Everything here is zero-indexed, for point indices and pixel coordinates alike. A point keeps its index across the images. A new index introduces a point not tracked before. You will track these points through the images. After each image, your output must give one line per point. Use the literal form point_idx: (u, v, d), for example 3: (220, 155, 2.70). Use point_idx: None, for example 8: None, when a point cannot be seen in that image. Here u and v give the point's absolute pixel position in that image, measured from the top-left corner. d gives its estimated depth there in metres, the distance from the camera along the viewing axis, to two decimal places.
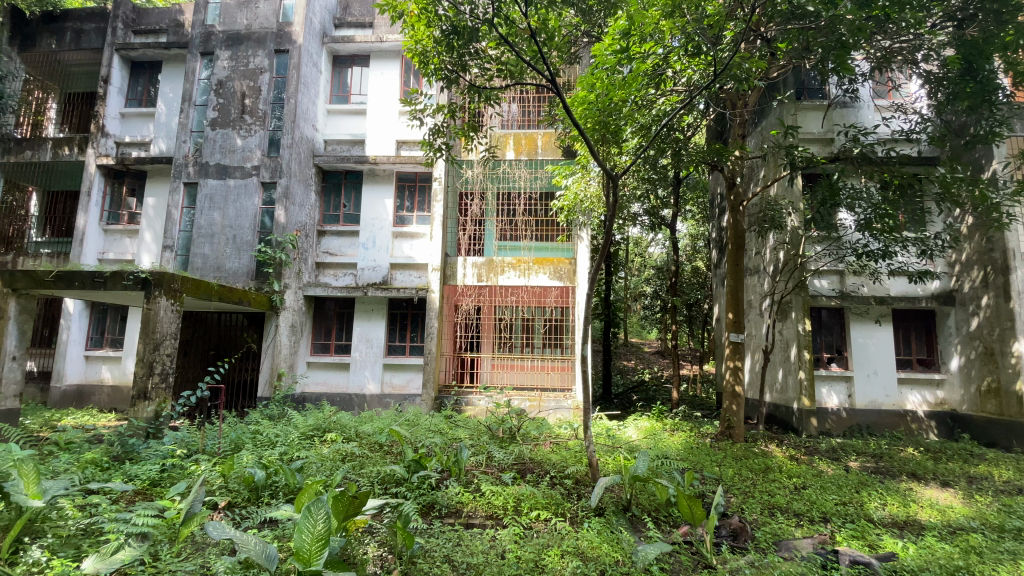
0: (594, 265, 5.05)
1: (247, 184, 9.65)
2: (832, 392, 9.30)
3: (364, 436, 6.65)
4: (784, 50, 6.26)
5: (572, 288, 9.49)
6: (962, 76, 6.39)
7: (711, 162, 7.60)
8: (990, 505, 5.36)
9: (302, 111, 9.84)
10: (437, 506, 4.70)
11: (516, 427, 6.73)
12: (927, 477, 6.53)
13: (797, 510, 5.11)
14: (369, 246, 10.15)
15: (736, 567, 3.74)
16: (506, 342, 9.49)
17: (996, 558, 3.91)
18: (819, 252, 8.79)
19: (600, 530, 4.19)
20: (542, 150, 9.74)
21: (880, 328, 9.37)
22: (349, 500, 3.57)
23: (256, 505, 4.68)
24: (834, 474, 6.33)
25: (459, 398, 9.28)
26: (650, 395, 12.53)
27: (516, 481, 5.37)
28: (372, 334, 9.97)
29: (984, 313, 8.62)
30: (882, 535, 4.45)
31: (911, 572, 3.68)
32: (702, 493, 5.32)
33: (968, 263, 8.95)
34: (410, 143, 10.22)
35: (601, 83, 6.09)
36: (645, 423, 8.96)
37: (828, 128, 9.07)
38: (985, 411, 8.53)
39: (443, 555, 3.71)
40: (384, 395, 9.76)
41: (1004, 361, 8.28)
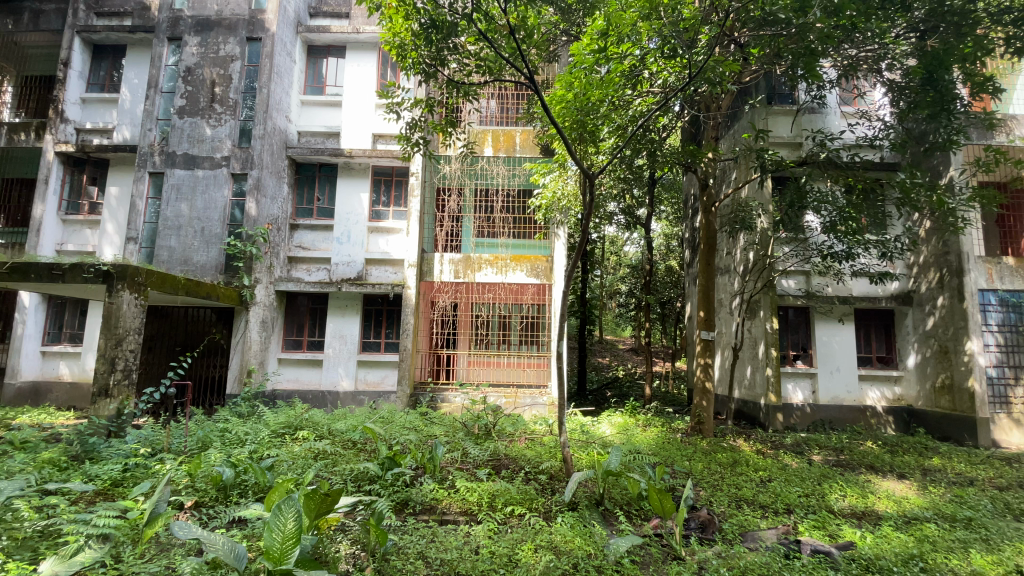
0: (570, 263, 5.06)
1: (217, 176, 9.37)
2: (797, 388, 9.59)
3: (336, 433, 6.57)
4: (755, 56, 6.33)
5: (549, 286, 9.61)
6: (923, 85, 6.62)
7: (685, 163, 7.74)
8: (942, 496, 5.65)
9: (275, 101, 9.61)
10: (410, 503, 4.69)
11: (492, 424, 6.75)
12: (885, 469, 6.84)
13: (762, 502, 5.29)
14: (343, 240, 9.97)
15: (704, 558, 3.85)
16: (483, 339, 9.48)
17: (946, 546, 4.13)
18: (787, 252, 9.07)
19: (573, 524, 4.25)
20: (520, 148, 9.77)
21: (843, 327, 9.73)
22: (320, 497, 3.54)
23: (224, 505, 4.58)
24: (798, 467, 6.57)
25: (435, 395, 9.24)
26: (624, 392, 12.74)
27: (491, 477, 5.39)
28: (346, 330, 9.82)
29: (940, 313, 9.06)
30: (842, 526, 4.64)
31: (868, 560, 3.85)
32: (672, 487, 5.46)
33: (925, 265, 9.39)
34: (387, 137, 10.07)
35: (578, 82, 6.07)
36: (619, 419, 9.11)
37: (797, 132, 9.34)
38: (939, 406, 8.98)
39: (416, 551, 3.71)
40: (357, 392, 9.62)
41: (957, 359, 8.70)
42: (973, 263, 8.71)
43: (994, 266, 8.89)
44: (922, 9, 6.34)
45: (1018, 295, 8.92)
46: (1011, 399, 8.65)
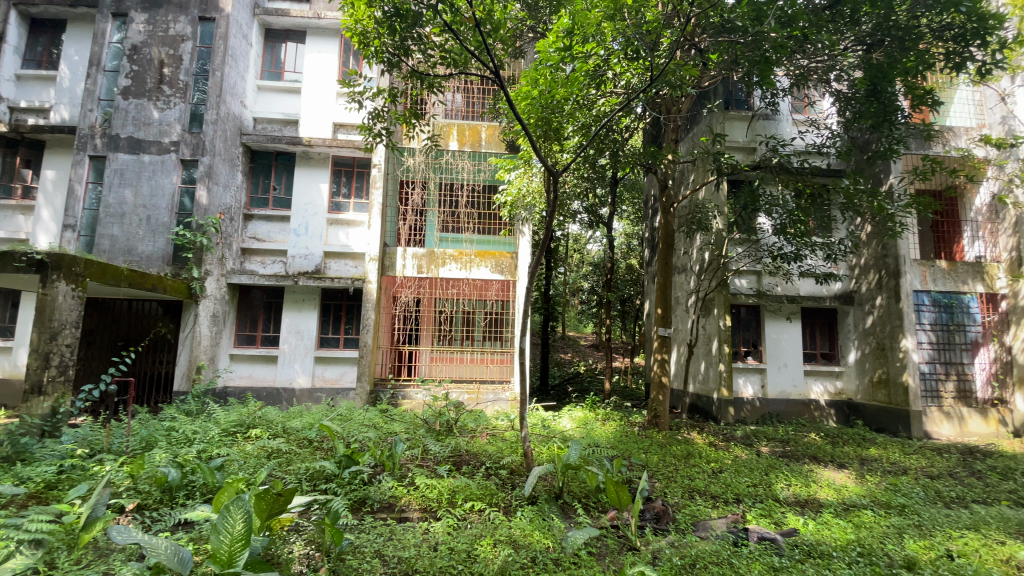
0: (534, 259, 5.06)
1: (164, 161, 8.89)
2: (747, 383, 10.00)
3: (291, 431, 6.39)
4: (715, 61, 6.53)
5: (513, 282, 9.62)
6: (868, 96, 7.01)
7: (646, 164, 7.90)
8: (878, 484, 6.04)
9: (229, 85, 9.18)
10: (368, 502, 4.61)
11: (453, 420, 6.70)
12: (826, 459, 7.24)
13: (713, 492, 5.50)
14: (300, 232, 9.62)
15: (658, 548, 3.97)
16: (446, 335, 9.40)
17: (881, 532, 4.41)
18: (740, 253, 9.44)
19: (532, 518, 4.30)
20: (485, 143, 9.71)
21: (790, 325, 10.22)
22: (273, 497, 3.41)
23: (170, 506, 4.37)
24: (747, 458, 6.87)
25: (396, 392, 9.09)
26: (585, 387, 12.97)
27: (451, 473, 5.37)
28: (302, 325, 9.49)
29: (878, 312, 9.66)
30: (786, 513, 4.89)
31: (809, 545, 4.08)
32: (629, 479, 5.61)
33: (865, 267, 10.01)
34: (348, 127, 9.80)
35: (544, 79, 6.20)
36: (579, 413, 9.27)
37: (751, 138, 9.72)
38: (876, 400, 9.57)
39: (373, 550, 3.63)
40: (314, 388, 9.34)
41: (893, 355, 9.29)
42: (908, 266, 9.31)
43: (928, 269, 9.53)
44: (869, 23, 6.58)
45: (949, 296, 9.60)
46: (939, 392, 9.33)
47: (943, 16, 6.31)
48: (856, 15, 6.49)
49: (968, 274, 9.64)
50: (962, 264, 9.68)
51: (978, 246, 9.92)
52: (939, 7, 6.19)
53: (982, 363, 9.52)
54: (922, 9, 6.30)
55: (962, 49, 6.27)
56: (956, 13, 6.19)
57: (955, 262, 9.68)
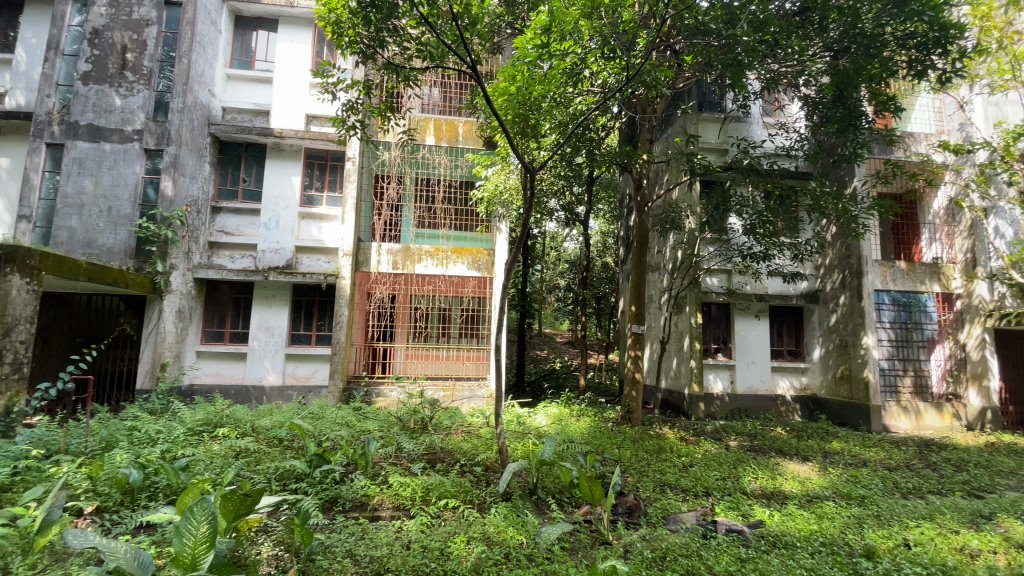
0: (510, 256, 5.05)
1: (127, 151, 8.54)
2: (717, 378, 10.23)
3: (260, 430, 6.25)
4: (689, 63, 6.62)
5: (490, 279, 9.60)
6: (834, 101, 7.24)
7: (621, 163, 7.98)
8: (840, 476, 6.27)
9: (197, 73, 8.87)
10: (340, 501, 4.54)
11: (428, 417, 6.66)
12: (791, 452, 7.48)
13: (684, 486, 5.62)
14: (271, 226, 9.38)
15: (629, 541, 4.04)
16: (421, 332, 9.33)
17: (843, 523, 4.57)
18: (711, 252, 9.64)
19: (506, 514, 4.31)
20: (462, 138, 9.61)
21: (759, 322, 10.46)
22: (239, 498, 3.31)
23: (131, 509, 4.22)
24: (716, 452, 7.04)
25: (369, 389, 8.97)
26: (560, 383, 13.07)
27: (425, 471, 5.33)
28: (273, 322, 9.26)
29: (841, 310, 10.02)
30: (753, 506, 5.03)
31: (774, 536, 4.21)
32: (602, 474, 5.69)
33: (830, 267, 10.37)
34: (321, 119, 9.58)
35: (521, 75, 6.22)
36: (554, 410, 9.34)
37: (723, 139, 9.92)
38: (839, 395, 9.93)
39: (344, 550, 3.58)
40: (285, 386, 9.14)
41: (854, 352, 9.64)
42: (870, 266, 9.67)
43: (888, 269, 9.93)
44: (837, 30, 6.81)
45: (908, 295, 10.02)
46: (898, 387, 9.76)
47: (906, 25, 6.49)
48: (824, 22, 6.78)
49: (925, 275, 10.07)
50: (921, 265, 10.10)
51: (936, 248, 10.36)
52: (902, 16, 6.34)
53: (938, 360, 9.97)
54: (887, 18, 6.46)
55: (923, 57, 6.51)
56: (919, 22, 6.37)
57: (914, 263, 10.10)
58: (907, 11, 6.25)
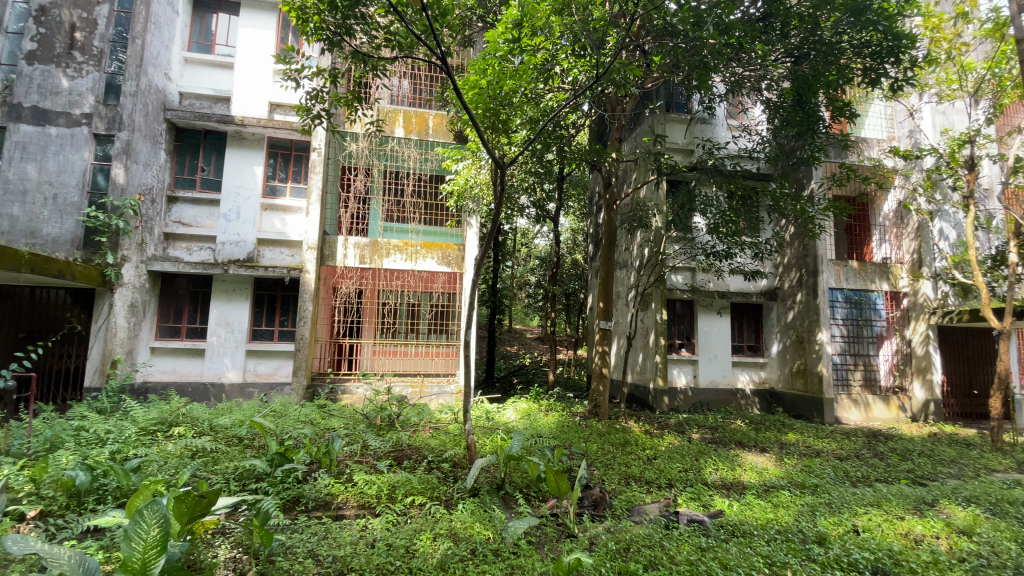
0: (481, 251, 5.02)
1: (75, 135, 8.11)
2: (681, 373, 10.48)
3: (219, 429, 6.05)
4: (657, 63, 6.73)
5: (459, 275, 9.55)
6: (794, 106, 7.50)
7: (591, 161, 8.06)
8: (795, 466, 6.54)
9: (152, 55, 8.48)
10: (303, 500, 4.43)
11: (396, 414, 6.58)
12: (750, 444, 7.75)
13: (648, 478, 5.74)
14: (231, 217, 9.02)
15: (594, 534, 4.10)
16: (390, 328, 9.19)
17: (797, 511, 4.77)
18: (677, 250, 9.87)
19: (473, 510, 4.30)
20: (433, 132, 9.53)
21: (721, 319, 10.75)
22: (194, 500, 3.18)
23: (77, 513, 4.00)
24: (679, 444, 7.22)
25: (335, 386, 8.79)
26: (529, 379, 13.16)
27: (391, 468, 5.25)
28: (233, 317, 8.93)
29: (798, 307, 10.45)
30: (713, 496, 5.19)
31: (732, 525, 4.36)
32: (569, 468, 5.76)
33: (788, 266, 10.79)
34: (285, 107, 9.28)
35: (492, 69, 6.14)
36: (523, 405, 9.39)
37: (690, 140, 10.15)
38: (795, 388, 10.36)
39: (306, 551, 3.51)
40: (245, 383, 8.85)
41: (810, 348, 10.07)
42: (825, 265, 10.11)
43: (842, 268, 10.40)
44: (797, 36, 7.04)
45: (859, 294, 10.51)
46: (849, 381, 10.26)
47: (862, 35, 6.77)
48: (785, 29, 6.96)
49: (875, 274, 10.59)
50: (871, 265, 10.62)
51: (885, 249, 10.91)
52: (858, 25, 6.67)
53: (886, 355, 10.52)
54: (844, 26, 6.75)
55: (877, 65, 6.83)
56: (874, 31, 6.65)
57: (865, 263, 10.61)
58: (863, 20, 6.58)
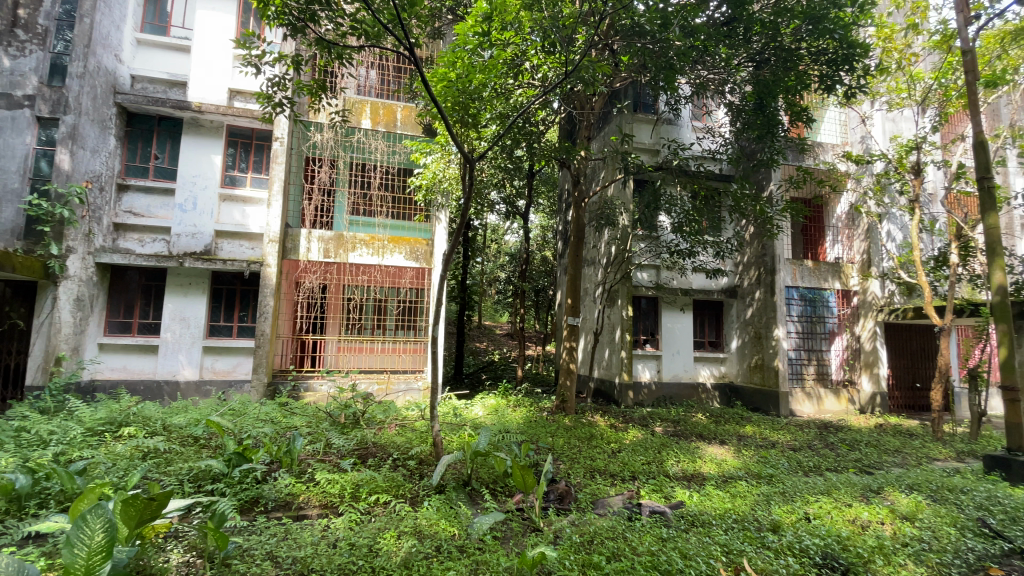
0: (449, 247, 4.96)
1: (16, 118, 7.65)
2: (645, 368, 10.69)
3: (173, 429, 5.82)
4: (625, 63, 6.82)
5: (428, 270, 9.46)
6: (755, 109, 7.73)
7: (560, 158, 8.11)
8: (752, 457, 6.79)
9: (102, 35, 8.03)
10: (261, 501, 4.31)
11: (360, 412, 6.46)
12: (710, 436, 8.00)
13: (612, 471, 5.86)
14: (186, 208, 8.64)
15: (559, 527, 4.14)
16: (355, 324, 9.02)
17: (753, 500, 4.96)
18: (642, 248, 10.04)
19: (439, 507, 4.28)
20: (401, 124, 9.38)
21: (684, 315, 11.04)
22: (143, 503, 3.04)
23: (15, 519, 3.77)
24: (643, 438, 7.38)
25: (297, 383, 8.56)
26: (498, 374, 13.18)
27: (355, 467, 5.17)
28: (188, 312, 8.57)
29: (756, 304, 10.84)
30: (674, 488, 5.33)
31: (692, 516, 4.50)
32: (535, 463, 5.81)
33: (748, 264, 11.17)
34: (246, 95, 8.95)
35: (461, 63, 6.11)
36: (491, 401, 9.40)
37: (656, 140, 10.34)
38: (753, 382, 10.75)
39: (264, 552, 3.42)
40: (202, 381, 8.53)
41: (767, 343, 10.46)
42: (782, 264, 10.51)
43: (797, 267, 10.84)
44: (759, 42, 7.22)
45: (813, 291, 10.98)
46: (803, 375, 10.72)
47: (819, 42, 7.01)
48: (747, 34, 7.16)
49: (828, 273, 11.09)
50: (825, 264, 11.11)
51: (837, 249, 11.42)
52: (816, 33, 6.83)
53: (837, 350, 11.03)
54: (804, 33, 6.97)
55: (833, 72, 7.08)
56: (831, 39, 6.89)
57: (820, 262, 11.08)
58: (821, 28, 6.72)
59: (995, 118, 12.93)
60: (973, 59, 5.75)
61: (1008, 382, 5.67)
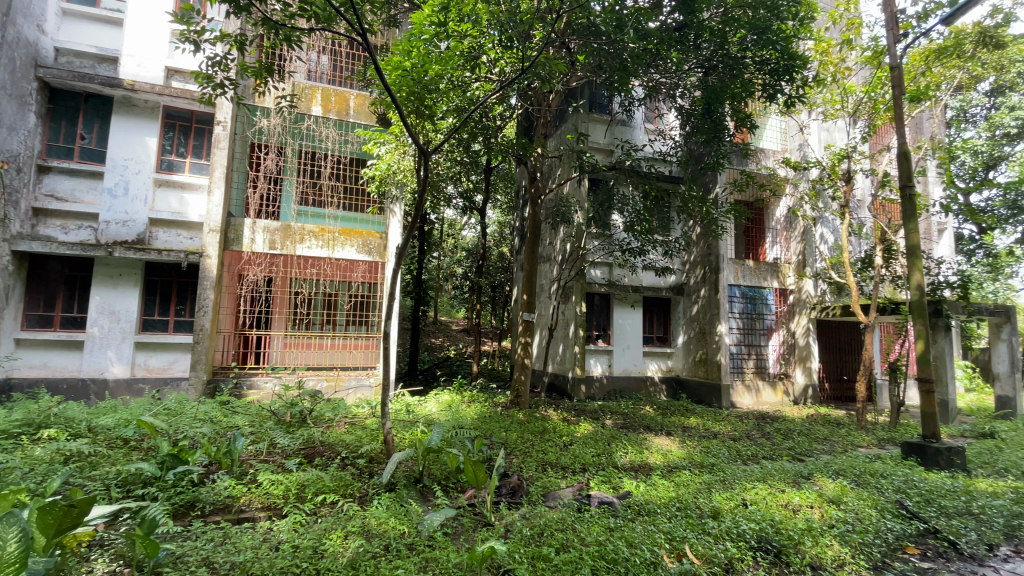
0: (402, 241, 4.84)
1: None
2: (597, 362, 10.93)
3: (100, 430, 5.42)
4: (581, 62, 6.91)
5: (381, 264, 9.25)
6: (703, 114, 8.02)
7: (517, 154, 8.11)
8: (696, 447, 7.10)
9: (21, 3, 7.32)
10: (198, 505, 4.10)
11: (307, 410, 6.25)
12: (657, 428, 8.30)
13: (564, 464, 5.97)
14: (116, 192, 8.04)
15: (510, 521, 4.19)
16: (303, 319, 8.72)
17: (696, 488, 5.19)
18: (596, 246, 10.24)
19: (388, 505, 4.22)
20: (353, 112, 9.11)
21: (634, 311, 11.36)
22: (62, 511, 2.83)
23: None
24: (594, 431, 7.55)
25: (239, 381, 8.18)
26: (453, 370, 13.09)
27: (301, 467, 5.01)
28: (119, 306, 8.00)
29: (702, 301, 11.32)
30: (622, 478, 5.49)
31: (638, 505, 4.65)
32: (488, 457, 5.83)
33: (695, 263, 11.63)
34: (184, 74, 8.45)
35: (416, 52, 5.99)
36: (445, 397, 9.34)
37: (610, 140, 10.54)
38: (697, 376, 11.23)
39: (199, 559, 3.25)
40: (134, 379, 8.00)
41: (711, 339, 10.95)
42: (725, 263, 11.02)
43: (740, 266, 11.39)
44: (708, 49, 7.50)
45: (753, 290, 11.58)
46: (743, 368, 11.28)
47: (763, 52, 7.35)
48: (698, 41, 7.40)
49: (768, 272, 11.72)
50: (765, 264, 11.72)
51: (776, 249, 12.08)
52: (760, 43, 7.18)
53: (775, 345, 11.68)
54: (749, 43, 7.30)
55: (775, 82, 7.44)
56: (773, 50, 7.23)
57: (760, 262, 11.68)
58: (765, 39, 7.11)
59: (916, 130, 14.04)
60: (900, 75, 6.19)
61: (923, 374, 6.19)
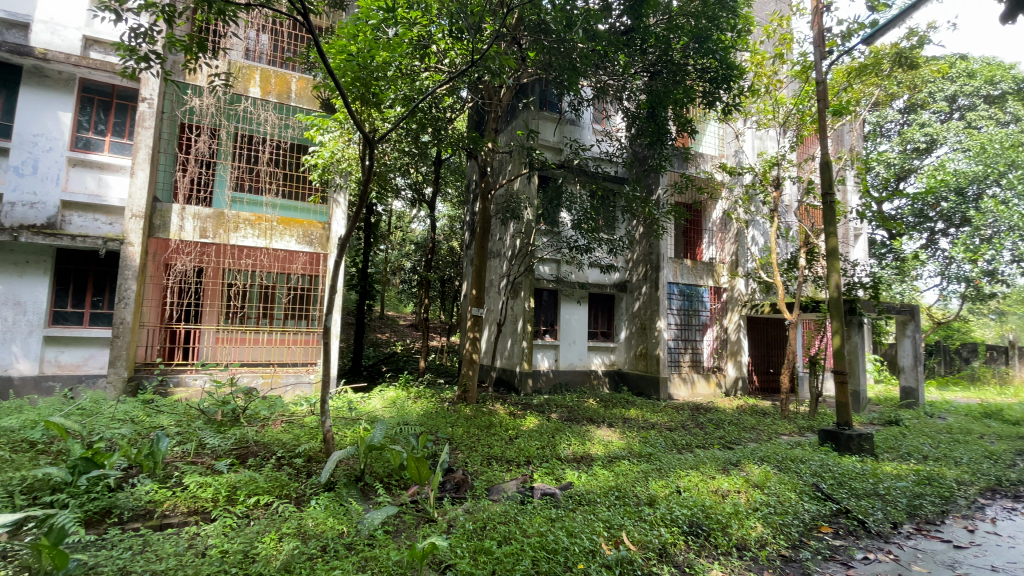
0: (344, 233, 4.66)
1: None
2: (544, 357, 11.08)
3: (1, 433, 4.93)
4: (532, 59, 6.94)
5: (322, 256, 8.93)
6: (647, 117, 8.29)
7: (467, 147, 8.06)
8: (635, 438, 7.38)
9: None
10: (114, 512, 3.82)
11: (241, 408, 5.97)
12: (600, 420, 8.56)
13: (508, 457, 6.03)
14: (23, 171, 7.28)
15: (453, 516, 4.20)
16: (237, 312, 8.31)
17: (634, 477, 5.40)
18: (544, 243, 10.32)
19: (327, 505, 4.10)
20: (295, 96, 8.73)
21: (580, 307, 11.60)
22: None
23: None
24: (539, 424, 7.68)
25: (165, 378, 7.65)
26: (399, 366, 12.86)
27: (233, 468, 4.78)
28: (25, 296, 7.27)
29: (643, 298, 11.75)
30: (565, 470, 5.63)
31: (579, 495, 4.78)
32: (433, 453, 5.80)
33: (637, 261, 12.03)
34: (105, 46, 7.76)
35: (362, 36, 5.81)
36: (390, 393, 9.19)
37: (560, 138, 10.68)
38: (638, 369, 11.68)
39: (115, 568, 3.03)
40: (43, 377, 7.29)
41: (650, 334, 11.39)
42: (665, 262, 11.49)
43: (678, 265, 11.95)
44: (653, 54, 7.73)
45: (690, 288, 12.17)
46: (680, 362, 11.90)
47: (704, 60, 7.72)
48: (643, 45, 7.63)
49: (704, 271, 12.37)
50: (701, 263, 12.35)
51: (712, 250, 12.78)
52: (701, 51, 7.51)
53: (709, 340, 12.38)
54: (691, 51, 7.61)
55: (713, 89, 7.86)
56: (712, 59, 7.61)
57: (697, 261, 12.31)
58: (706, 48, 7.42)
59: (838, 142, 15.21)
60: (825, 89, 6.65)
61: (838, 367, 6.74)
